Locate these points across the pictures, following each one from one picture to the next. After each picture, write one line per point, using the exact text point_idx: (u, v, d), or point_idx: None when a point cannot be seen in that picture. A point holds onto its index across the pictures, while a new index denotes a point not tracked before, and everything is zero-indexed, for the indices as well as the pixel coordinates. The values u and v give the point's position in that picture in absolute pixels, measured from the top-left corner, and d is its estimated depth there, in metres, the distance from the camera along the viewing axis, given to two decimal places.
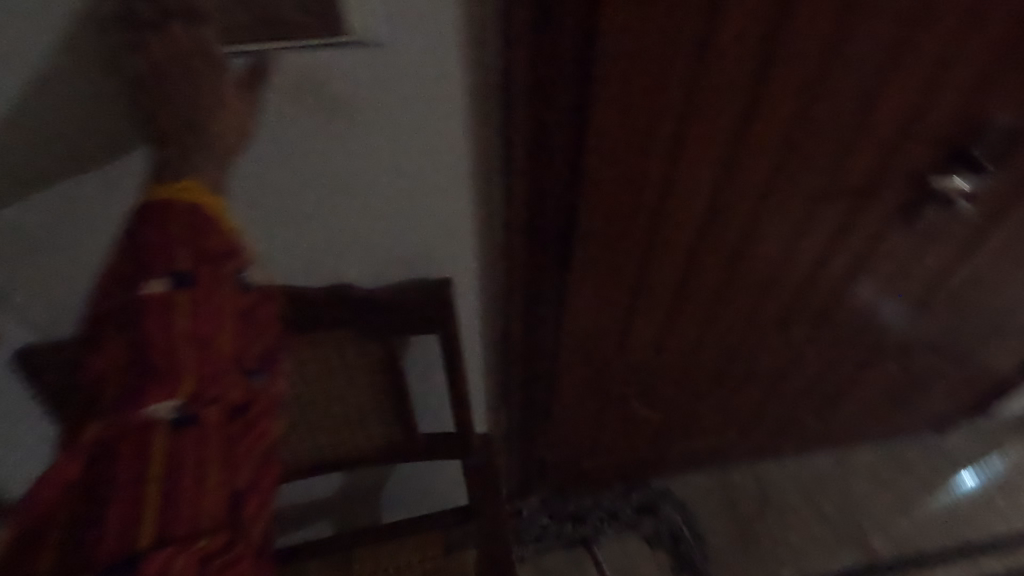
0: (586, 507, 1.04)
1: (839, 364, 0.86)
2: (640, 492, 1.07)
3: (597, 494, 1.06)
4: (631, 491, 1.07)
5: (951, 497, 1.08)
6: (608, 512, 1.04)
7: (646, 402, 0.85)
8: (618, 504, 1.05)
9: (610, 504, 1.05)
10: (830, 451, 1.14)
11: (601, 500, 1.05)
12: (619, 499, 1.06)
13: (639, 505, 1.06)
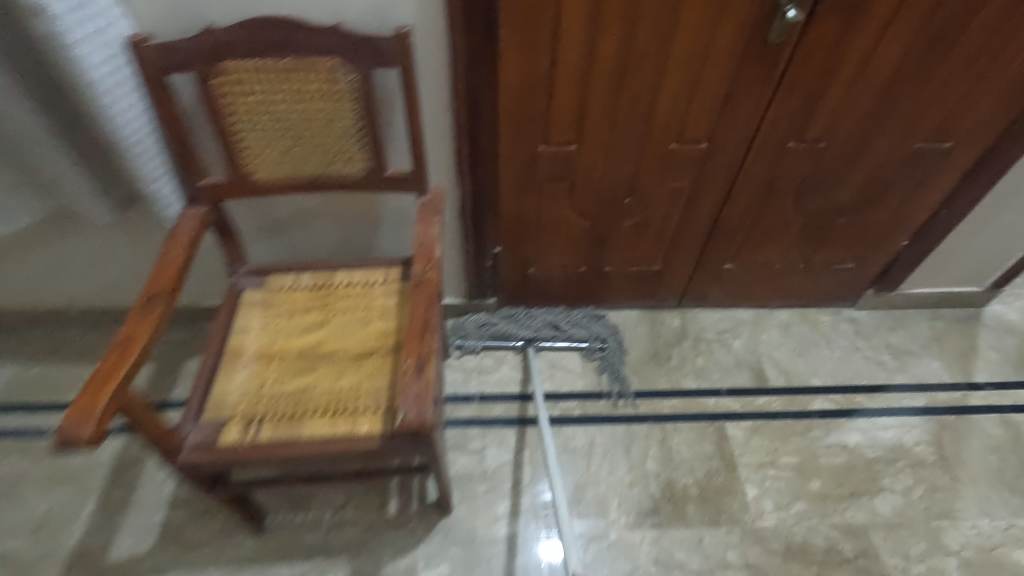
0: (530, 310, 1.27)
1: (739, 195, 1.05)
2: (577, 305, 1.29)
3: (540, 303, 1.28)
4: (570, 304, 1.29)
5: (847, 353, 1.26)
6: (547, 321, 1.25)
7: (576, 208, 1.06)
8: (557, 312, 1.27)
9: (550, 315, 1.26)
10: (749, 307, 1.33)
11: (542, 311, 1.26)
12: (559, 309, 1.28)
13: (575, 314, 1.28)
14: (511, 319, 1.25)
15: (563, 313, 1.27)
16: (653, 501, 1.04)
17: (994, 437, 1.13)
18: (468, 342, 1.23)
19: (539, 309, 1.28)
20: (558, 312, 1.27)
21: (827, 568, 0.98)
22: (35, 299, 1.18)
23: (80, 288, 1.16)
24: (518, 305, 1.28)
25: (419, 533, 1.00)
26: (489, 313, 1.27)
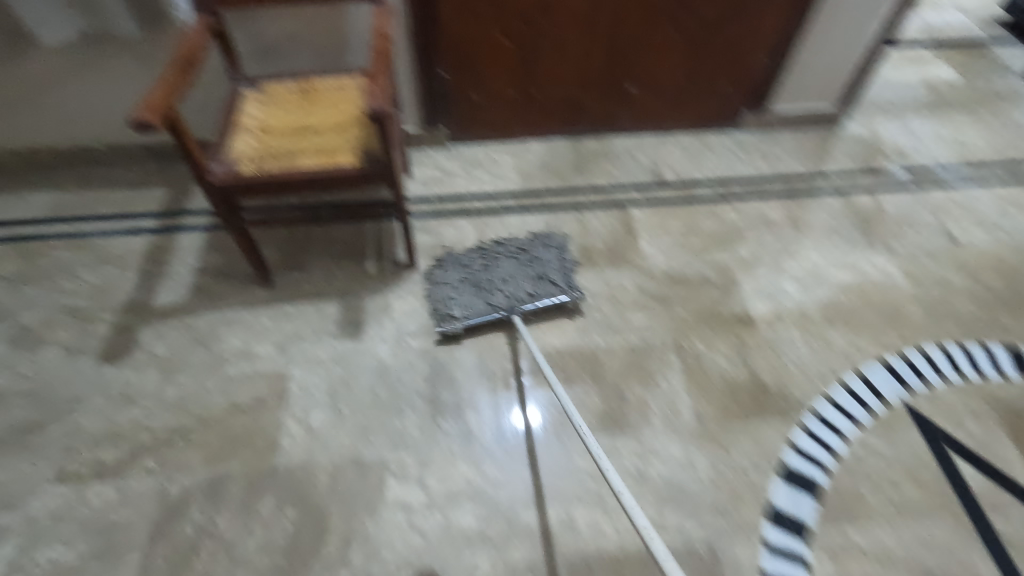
0: (493, 276, 1.24)
1: (628, 15, 1.35)
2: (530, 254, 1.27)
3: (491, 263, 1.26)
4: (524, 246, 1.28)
5: (728, 159, 1.59)
6: (514, 287, 1.22)
7: (502, 32, 1.35)
8: (517, 273, 1.25)
9: (505, 246, 1.29)
10: (654, 132, 1.64)
11: (499, 255, 1.28)
12: (522, 266, 1.25)
13: (523, 253, 1.28)
14: (479, 293, 1.22)
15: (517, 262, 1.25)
16: (571, 255, 1.37)
17: (834, 207, 1.48)
18: (450, 328, 1.18)
19: (499, 272, 1.25)
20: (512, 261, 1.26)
21: (700, 288, 1.31)
22: (70, 135, 1.46)
23: (110, 121, 1.44)
24: (478, 272, 1.26)
25: (392, 283, 1.31)
26: (454, 290, 1.23)
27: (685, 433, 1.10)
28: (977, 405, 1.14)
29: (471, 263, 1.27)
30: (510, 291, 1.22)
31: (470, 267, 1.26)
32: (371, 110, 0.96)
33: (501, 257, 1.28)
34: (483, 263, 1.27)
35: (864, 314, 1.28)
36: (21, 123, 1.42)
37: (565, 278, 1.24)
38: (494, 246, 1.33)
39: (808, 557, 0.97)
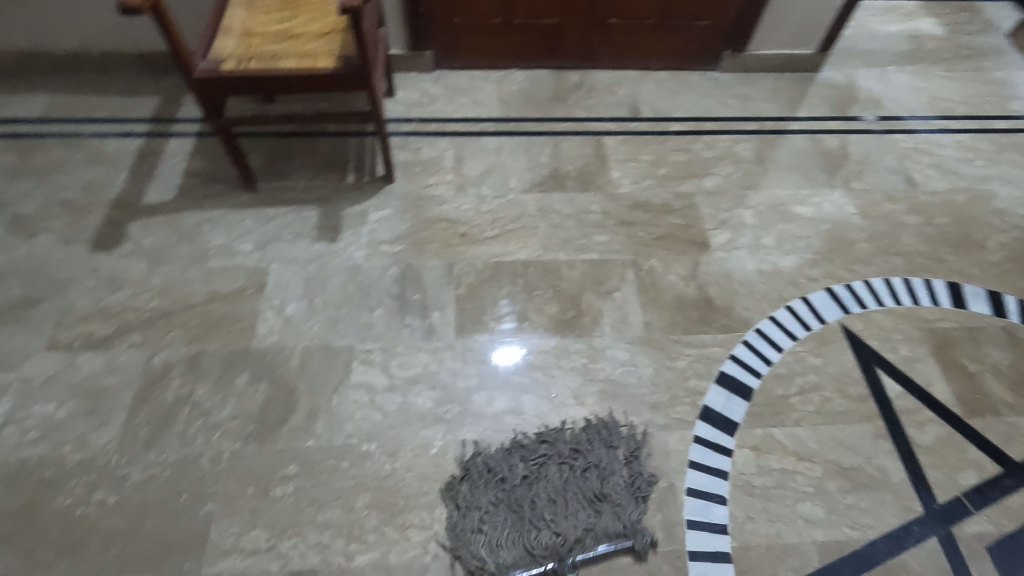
0: (535, 495, 0.99)
1: None
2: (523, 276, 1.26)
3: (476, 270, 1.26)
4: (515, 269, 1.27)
5: (705, 98, 1.64)
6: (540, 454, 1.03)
7: None
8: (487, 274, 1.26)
9: (556, 472, 1.02)
10: (635, 68, 1.69)
11: (547, 473, 1.01)
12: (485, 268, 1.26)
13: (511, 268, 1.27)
14: (519, 527, 0.96)
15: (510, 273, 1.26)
16: (543, 178, 1.43)
17: (801, 147, 1.53)
18: None
19: (546, 490, 1.00)
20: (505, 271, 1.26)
21: (662, 215, 1.38)
22: (65, 39, 1.51)
23: (101, 23, 1.48)
24: (517, 488, 1.00)
25: (369, 195, 1.37)
26: (486, 512, 0.98)
27: (632, 340, 1.18)
28: (909, 330, 1.22)
29: (504, 466, 1.02)
30: (550, 478, 1.01)
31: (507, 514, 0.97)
32: (346, 9, 1.01)
33: (548, 461, 1.03)
34: (526, 478, 1.01)
35: (816, 245, 1.35)
36: (18, 24, 1.47)
37: (631, 450, 1.05)
38: (542, 439, 1.05)
39: (732, 449, 1.06)
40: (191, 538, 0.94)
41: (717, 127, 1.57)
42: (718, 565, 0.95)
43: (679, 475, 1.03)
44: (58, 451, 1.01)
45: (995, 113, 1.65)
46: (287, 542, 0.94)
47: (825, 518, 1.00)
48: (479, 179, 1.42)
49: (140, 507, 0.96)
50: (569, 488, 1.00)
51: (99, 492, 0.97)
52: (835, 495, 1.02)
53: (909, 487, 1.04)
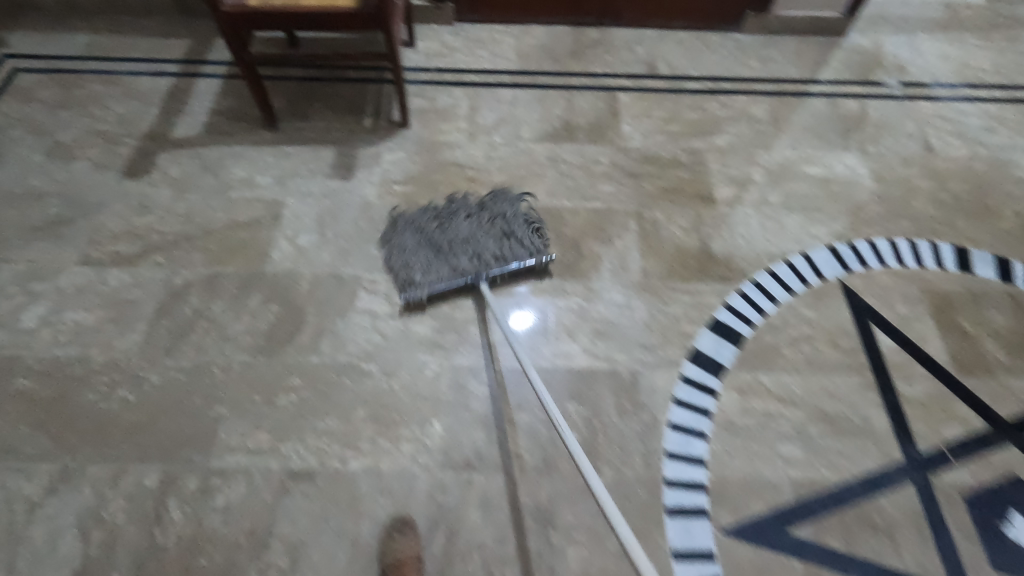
0: (450, 236, 1.21)
1: None
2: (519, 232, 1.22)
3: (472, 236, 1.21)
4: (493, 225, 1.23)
5: (725, 58, 1.63)
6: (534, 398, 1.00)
7: None
8: (484, 231, 1.22)
9: (462, 214, 1.25)
10: (655, 27, 1.68)
11: (460, 219, 1.24)
12: (482, 227, 1.23)
13: (488, 216, 1.25)
14: (440, 257, 1.18)
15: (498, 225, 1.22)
16: (554, 129, 1.45)
17: (818, 110, 1.52)
18: (413, 294, 1.14)
19: (458, 233, 1.21)
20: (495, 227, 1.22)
21: (669, 169, 1.39)
22: None
23: None
24: (433, 232, 1.22)
25: (384, 138, 1.42)
26: (411, 254, 1.20)
27: (629, 284, 1.21)
28: (909, 290, 1.22)
29: (430, 218, 1.25)
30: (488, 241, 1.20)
31: (432, 254, 1.19)
32: None
33: (458, 215, 1.25)
34: (440, 222, 1.24)
35: (823, 204, 1.35)
36: None
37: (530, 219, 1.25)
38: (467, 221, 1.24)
39: (718, 390, 1.09)
40: (202, 436, 1.01)
41: (734, 86, 1.56)
42: (693, 493, 0.99)
43: (663, 410, 1.06)
44: (87, 353, 1.09)
45: None
46: (289, 445, 1.01)
47: (803, 459, 1.03)
48: (492, 128, 1.45)
49: (158, 406, 1.04)
50: (478, 220, 1.24)
51: (122, 390, 1.06)
52: (816, 439, 1.05)
53: (892, 436, 1.06)
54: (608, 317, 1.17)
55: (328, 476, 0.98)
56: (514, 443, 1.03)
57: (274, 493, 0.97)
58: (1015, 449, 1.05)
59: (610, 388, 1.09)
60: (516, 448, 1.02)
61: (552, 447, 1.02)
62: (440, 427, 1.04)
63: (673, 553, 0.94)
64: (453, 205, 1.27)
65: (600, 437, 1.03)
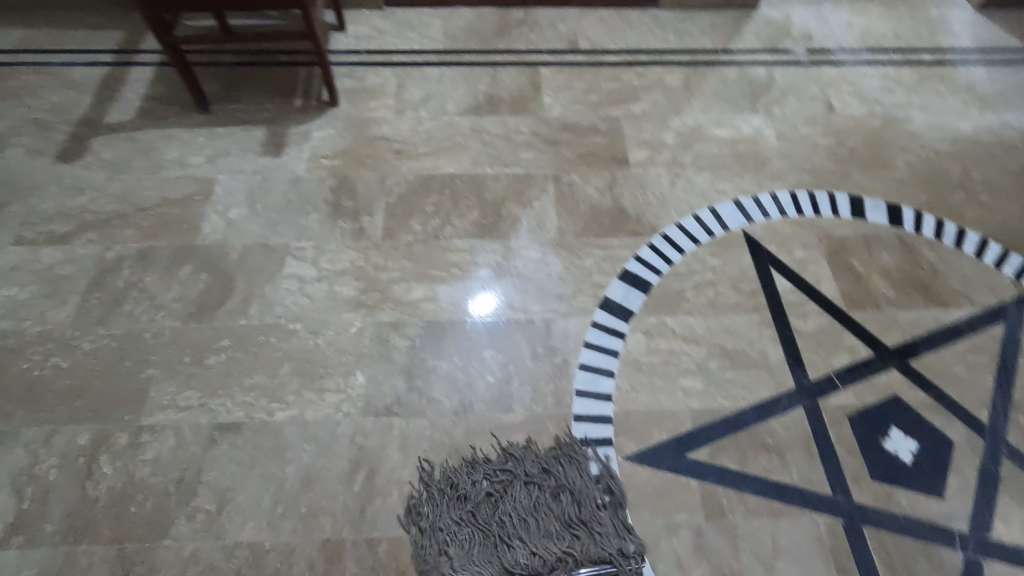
0: (505, 516, 0.97)
1: None
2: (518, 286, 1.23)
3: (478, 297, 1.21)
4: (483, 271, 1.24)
5: (644, 33, 1.72)
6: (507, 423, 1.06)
7: None
8: (543, 512, 0.98)
9: (523, 507, 0.98)
10: (577, 6, 1.77)
11: (517, 500, 0.98)
12: (541, 506, 0.98)
13: (556, 477, 1.00)
14: (488, 547, 0.94)
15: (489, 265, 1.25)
16: (478, 103, 1.52)
17: (729, 77, 1.61)
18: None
19: (514, 509, 0.98)
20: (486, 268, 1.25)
21: (587, 136, 1.47)
22: None
23: None
24: (482, 506, 0.98)
25: (314, 116, 1.48)
26: (453, 540, 0.95)
27: (546, 241, 1.28)
28: (805, 236, 1.31)
29: (456, 481, 1.00)
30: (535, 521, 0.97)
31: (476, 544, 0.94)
32: None
33: (514, 480, 1.00)
34: (495, 495, 0.99)
35: (729, 162, 1.44)
36: None
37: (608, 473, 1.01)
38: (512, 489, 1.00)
39: (626, 333, 1.17)
40: (133, 396, 1.06)
41: (650, 58, 1.65)
42: (600, 426, 1.06)
43: (574, 353, 1.14)
44: (21, 325, 1.14)
45: (924, 47, 1.71)
46: (217, 400, 1.06)
47: (702, 390, 1.11)
48: (419, 104, 1.52)
49: (91, 371, 1.09)
50: (535, 512, 0.98)
51: (55, 358, 1.10)
52: (715, 372, 1.13)
53: (785, 366, 1.14)
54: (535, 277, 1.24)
55: (254, 427, 1.04)
56: (433, 389, 1.09)
57: (202, 444, 1.02)
58: (896, 372, 1.14)
59: (525, 335, 1.15)
60: (435, 394, 1.08)
61: (468, 391, 1.09)
62: (362, 378, 1.10)
63: (590, 542, 0.95)
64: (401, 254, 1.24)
65: (514, 381, 1.10)
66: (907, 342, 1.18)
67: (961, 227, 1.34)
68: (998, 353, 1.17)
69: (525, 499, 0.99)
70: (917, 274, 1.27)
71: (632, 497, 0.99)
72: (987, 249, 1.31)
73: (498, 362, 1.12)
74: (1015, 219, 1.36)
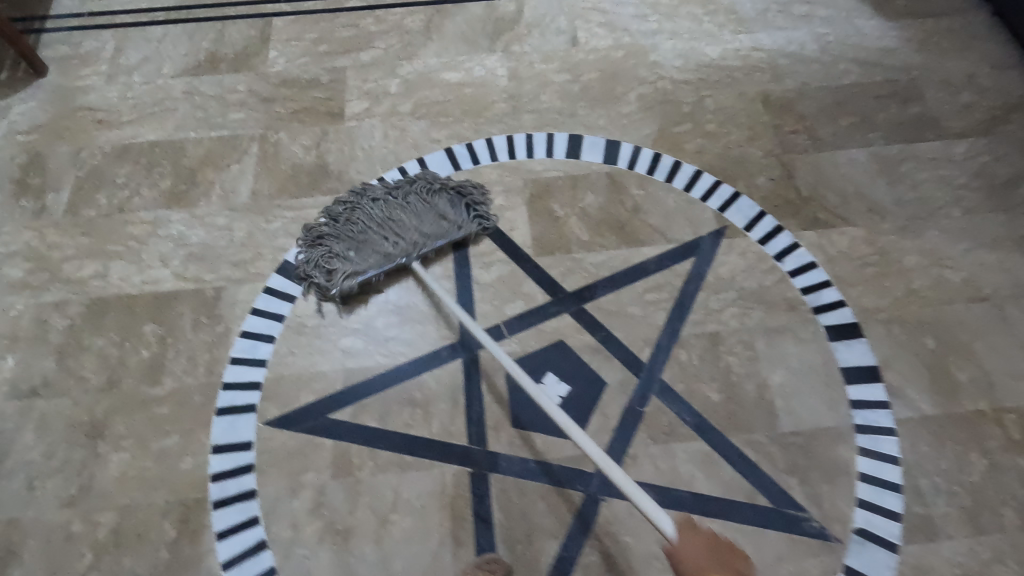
0: (371, 223, 1.14)
1: None
2: (404, 204, 1.17)
3: (400, 217, 1.15)
4: (353, 246, 1.13)
5: None
6: (409, 221, 1.15)
7: None
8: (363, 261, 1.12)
9: (333, 256, 1.12)
10: None
11: (331, 257, 1.12)
12: (362, 259, 1.12)
13: (375, 224, 1.14)
14: (362, 250, 1.13)
15: (359, 245, 1.13)
16: (198, 63, 1.44)
17: (474, 15, 1.52)
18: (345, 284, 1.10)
19: (369, 218, 1.15)
20: (371, 220, 1.15)
21: (306, 90, 1.40)
22: None
23: None
24: (342, 225, 1.15)
25: (18, 90, 1.40)
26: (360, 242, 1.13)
27: (235, 207, 1.24)
28: (509, 182, 1.27)
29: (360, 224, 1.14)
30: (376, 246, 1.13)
31: (358, 240, 1.13)
32: None
33: (355, 209, 1.16)
34: (366, 226, 1.14)
35: (451, 108, 1.37)
36: None
37: (328, 256, 1.12)
38: (359, 235, 1.14)
39: (297, 296, 1.14)
40: None
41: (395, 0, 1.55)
42: (246, 393, 1.05)
43: (237, 320, 1.11)
44: None
45: None
46: None
47: (361, 349, 1.09)
48: (133, 68, 1.43)
49: None
50: (333, 260, 1.12)
51: None
52: (380, 330, 1.11)
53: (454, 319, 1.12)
54: (436, 246, 1.17)
55: None
56: (84, 367, 1.07)
57: None
58: (567, 316, 1.12)
59: (253, 323, 1.11)
60: (84, 372, 1.07)
61: (119, 367, 1.07)
62: (10, 362, 1.08)
63: (214, 504, 0.96)
64: (84, 229, 1.21)
65: (168, 352, 1.08)
66: (587, 285, 1.15)
67: (677, 159, 1.29)
68: (679, 289, 1.14)
69: (152, 470, 0.98)
70: (618, 212, 1.23)
71: (263, 461, 0.99)
72: (699, 182, 1.27)
73: (377, 213, 1.15)
74: (736, 149, 1.31)
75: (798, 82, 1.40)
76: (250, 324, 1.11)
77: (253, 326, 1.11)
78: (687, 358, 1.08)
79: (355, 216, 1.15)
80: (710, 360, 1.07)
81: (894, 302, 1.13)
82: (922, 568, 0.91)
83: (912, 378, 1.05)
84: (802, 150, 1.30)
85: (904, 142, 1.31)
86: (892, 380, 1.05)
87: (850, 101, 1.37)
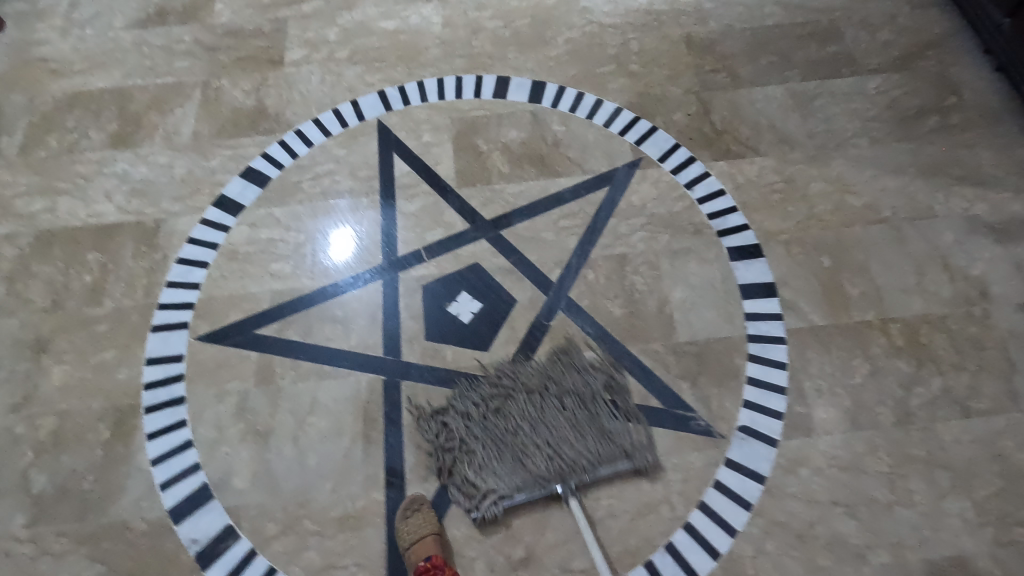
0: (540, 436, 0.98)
1: None
2: (551, 413, 1.00)
3: (554, 427, 0.98)
4: (486, 430, 0.99)
5: None
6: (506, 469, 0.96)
7: None
8: (507, 466, 0.96)
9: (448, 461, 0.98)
10: None
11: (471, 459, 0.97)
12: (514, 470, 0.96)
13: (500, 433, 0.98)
14: (513, 456, 0.96)
15: (508, 455, 0.97)
16: (147, 16, 1.50)
17: None
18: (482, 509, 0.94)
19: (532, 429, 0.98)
20: (512, 446, 0.97)
21: (249, 40, 1.46)
22: None
23: None
24: (491, 425, 0.99)
25: None
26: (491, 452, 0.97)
27: (177, 148, 1.31)
28: (437, 121, 1.33)
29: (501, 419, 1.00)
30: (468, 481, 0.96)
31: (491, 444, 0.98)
32: None
33: (507, 415, 1.00)
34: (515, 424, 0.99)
35: (386, 54, 1.43)
36: None
37: (478, 434, 0.98)
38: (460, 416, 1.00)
39: (231, 226, 1.21)
40: None
41: None
42: (180, 312, 1.12)
43: (175, 249, 1.19)
44: None
45: None
46: None
47: (289, 273, 1.16)
48: (86, 22, 1.50)
49: None
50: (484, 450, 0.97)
51: None
52: (307, 256, 1.18)
53: (377, 246, 1.19)
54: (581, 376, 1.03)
55: None
56: (30, 291, 1.15)
57: None
58: (484, 242, 1.18)
59: (189, 251, 1.18)
60: (31, 296, 1.15)
61: (63, 291, 1.15)
62: None
63: (146, 409, 1.04)
64: (34, 169, 1.28)
65: (109, 277, 1.16)
66: (504, 214, 1.21)
67: (599, 98, 1.35)
68: (591, 216, 1.20)
69: (90, 380, 1.06)
70: (539, 147, 1.29)
71: (192, 371, 1.07)
72: (618, 118, 1.32)
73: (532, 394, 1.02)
74: (657, 87, 1.36)
75: (722, 25, 1.44)
76: (186, 253, 1.18)
77: (188, 254, 1.18)
78: (594, 278, 1.14)
79: (507, 417, 1.00)
80: (615, 280, 1.14)
81: (796, 225, 1.18)
82: (799, 460, 0.98)
83: (806, 293, 1.11)
84: (720, 87, 1.35)
85: (820, 79, 1.35)
86: (787, 295, 1.11)
87: (771, 41, 1.41)
